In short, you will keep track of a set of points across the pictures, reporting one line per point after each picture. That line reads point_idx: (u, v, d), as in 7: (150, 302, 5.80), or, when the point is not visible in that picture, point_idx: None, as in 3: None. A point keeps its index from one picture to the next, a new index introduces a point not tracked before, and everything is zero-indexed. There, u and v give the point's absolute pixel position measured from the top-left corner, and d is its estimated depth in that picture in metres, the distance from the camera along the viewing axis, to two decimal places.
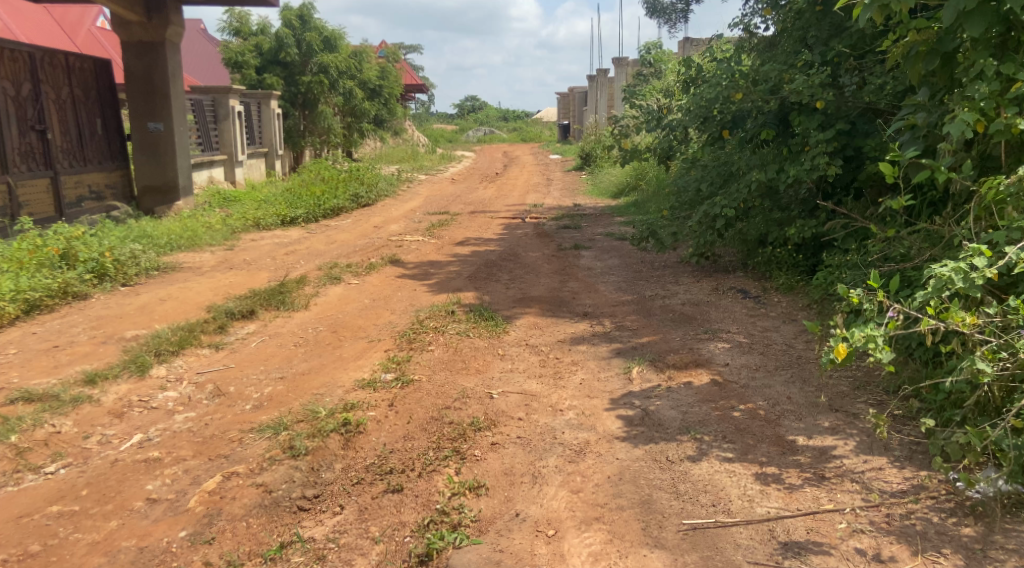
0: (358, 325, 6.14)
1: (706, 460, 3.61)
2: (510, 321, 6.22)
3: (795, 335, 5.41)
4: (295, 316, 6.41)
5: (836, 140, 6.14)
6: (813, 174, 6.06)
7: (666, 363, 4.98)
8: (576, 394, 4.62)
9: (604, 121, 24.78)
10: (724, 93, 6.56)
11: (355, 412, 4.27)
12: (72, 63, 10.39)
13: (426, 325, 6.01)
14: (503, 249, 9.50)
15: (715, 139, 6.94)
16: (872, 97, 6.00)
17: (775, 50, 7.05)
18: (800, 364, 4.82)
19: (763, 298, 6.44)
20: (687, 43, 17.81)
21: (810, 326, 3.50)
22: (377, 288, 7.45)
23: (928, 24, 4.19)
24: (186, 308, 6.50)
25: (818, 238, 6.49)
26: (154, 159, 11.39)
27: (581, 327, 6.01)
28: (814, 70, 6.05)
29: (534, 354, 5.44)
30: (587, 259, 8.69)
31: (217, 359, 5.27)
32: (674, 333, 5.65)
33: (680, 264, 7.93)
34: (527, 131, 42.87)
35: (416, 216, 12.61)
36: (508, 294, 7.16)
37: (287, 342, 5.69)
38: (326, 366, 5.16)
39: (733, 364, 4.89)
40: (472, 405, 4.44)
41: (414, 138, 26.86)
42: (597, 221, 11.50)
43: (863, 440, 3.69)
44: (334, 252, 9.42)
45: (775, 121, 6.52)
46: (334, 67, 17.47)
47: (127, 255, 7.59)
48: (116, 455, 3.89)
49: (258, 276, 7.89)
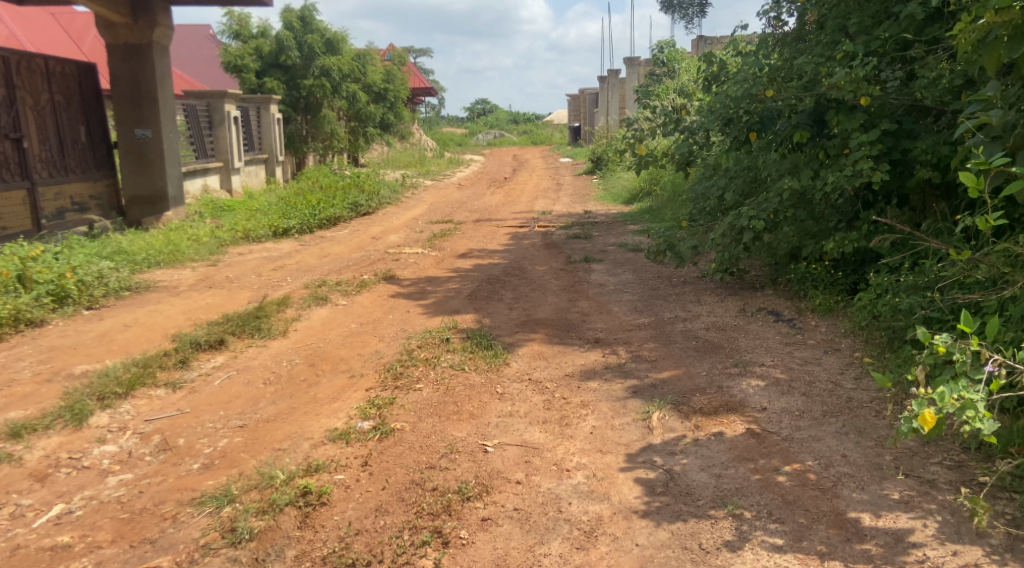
0: (340, 356, 5.43)
1: (749, 550, 2.94)
2: (511, 350, 5.48)
3: (843, 372, 4.64)
4: (271, 345, 5.70)
5: (880, 142, 5.40)
6: (856, 182, 5.30)
7: (692, 407, 4.23)
8: (585, 448, 3.89)
9: (615, 123, 24.13)
10: (752, 90, 5.80)
11: (319, 475, 3.57)
12: (52, 66, 9.73)
13: (416, 356, 5.28)
14: (507, 262, 8.78)
15: (740, 143, 6.12)
16: (923, 93, 5.23)
17: (808, 43, 6.28)
18: (851, 411, 4.06)
19: (798, 322, 5.68)
20: (702, 41, 17.12)
21: (884, 382, 2.81)
22: (367, 310, 6.75)
23: (1012, 3, 3.44)
24: (151, 337, 5.82)
25: (859, 252, 5.75)
26: (141, 167, 10.76)
27: (592, 358, 5.26)
28: (857, 63, 5.28)
29: (537, 392, 4.71)
30: (599, 273, 7.95)
31: (172, 402, 4.56)
32: (699, 367, 4.91)
33: (701, 280, 7.18)
34: (536, 134, 42.13)
35: (417, 225, 11.90)
36: (511, 316, 6.43)
37: (256, 379, 4.97)
38: (295, 411, 4.44)
39: (771, 410, 4.13)
40: (461, 464, 3.73)
41: (421, 141, 26.18)
42: (609, 230, 10.74)
43: (947, 520, 3.01)
44: (325, 267, 8.74)
45: (809, 121, 5.76)
46: (337, 70, 16.77)
47: (92, 276, 6.94)
48: (23, 536, 3.23)
49: (239, 296, 7.21)
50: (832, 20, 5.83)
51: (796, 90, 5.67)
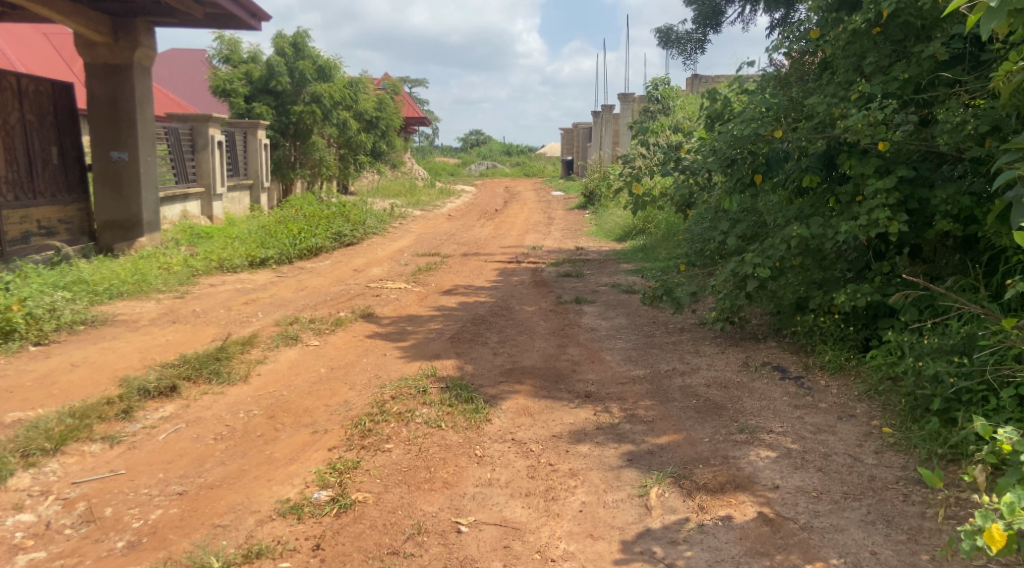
0: (304, 408, 4.90)
1: None
2: (494, 404, 4.96)
3: (861, 444, 4.15)
4: (229, 391, 5.17)
5: (897, 190, 4.97)
6: (870, 233, 4.85)
7: (695, 483, 3.74)
8: (573, 532, 3.42)
9: (608, 158, 23.88)
10: (759, 130, 5.35)
11: (260, 563, 3.13)
12: (25, 84, 9.26)
13: (388, 410, 4.75)
14: (494, 301, 8.31)
15: (745, 186, 5.66)
16: (945, 139, 4.79)
17: (820, 80, 5.85)
18: (877, 494, 3.58)
19: (806, 381, 5.20)
20: (696, 79, 16.90)
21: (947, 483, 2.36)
22: (340, 352, 6.24)
23: None
24: (97, 379, 5.30)
25: (872, 306, 5.28)
26: (116, 191, 10.27)
27: (582, 417, 4.75)
28: (874, 104, 4.84)
29: (521, 456, 4.21)
30: (590, 316, 7.48)
31: (106, 460, 4.06)
32: (701, 431, 4.42)
33: (700, 328, 6.70)
34: (529, 166, 41.86)
35: (403, 258, 11.41)
36: (495, 362, 5.93)
37: (206, 434, 4.44)
38: (245, 475, 3.92)
39: (784, 489, 3.65)
40: (430, 550, 3.26)
41: (413, 170, 25.80)
42: (601, 269, 10.29)
43: None
44: (301, 301, 8.25)
45: (820, 164, 5.32)
46: (328, 97, 16.35)
47: (43, 308, 6.46)
48: None
49: (203, 333, 6.71)
50: (844, 58, 5.40)
51: (806, 131, 5.24)
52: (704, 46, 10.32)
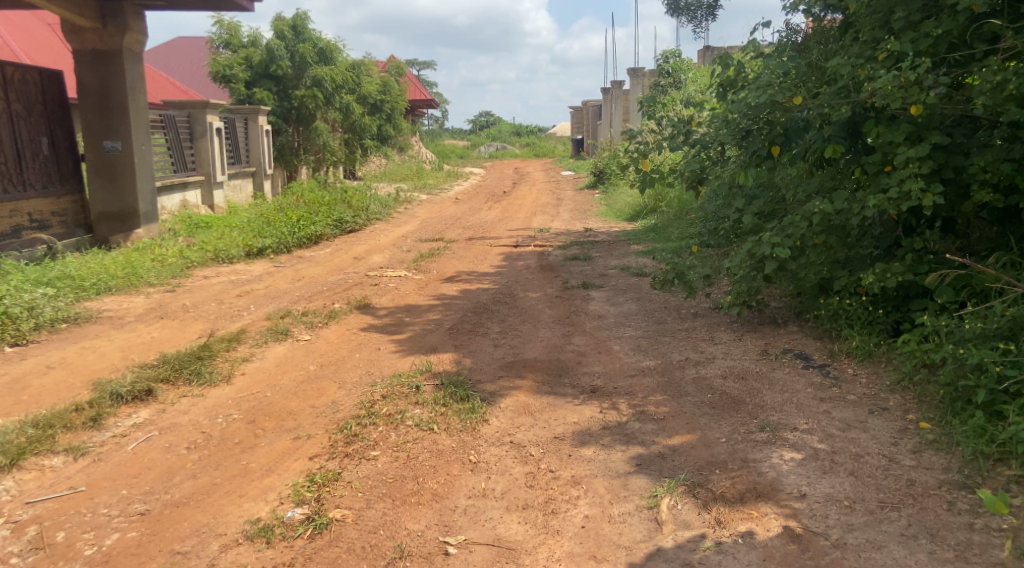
0: (288, 411, 4.54)
1: None
2: (492, 402, 4.59)
3: (896, 442, 3.74)
4: (209, 394, 4.82)
5: (930, 158, 4.51)
6: (902, 206, 4.40)
7: (711, 491, 3.36)
8: (574, 553, 3.07)
9: (618, 137, 23.34)
10: (776, 96, 4.89)
11: None
12: (11, 74, 8.90)
13: (376, 411, 4.38)
14: (498, 287, 7.92)
15: (761, 159, 5.21)
16: (985, 100, 4.32)
17: (843, 42, 5.37)
18: (917, 502, 3.19)
19: (832, 370, 4.78)
20: (708, 51, 16.32)
21: None
22: (332, 347, 5.88)
23: None
24: (70, 383, 4.98)
25: (903, 286, 4.84)
26: (109, 182, 9.92)
27: (588, 415, 4.36)
28: (904, 63, 4.37)
29: (520, 461, 3.83)
30: (598, 302, 7.08)
31: (67, 476, 3.73)
32: (717, 430, 4.02)
33: (716, 313, 6.27)
34: (539, 146, 41.26)
35: (405, 244, 11.03)
36: (496, 355, 5.54)
37: (180, 443, 4.09)
38: (217, 489, 3.58)
39: (812, 498, 3.26)
40: None
41: (421, 154, 25.38)
42: (610, 251, 9.86)
43: None
44: (297, 293, 7.90)
45: (843, 133, 4.86)
46: (329, 79, 15.87)
47: (22, 308, 6.14)
48: None
49: (190, 329, 6.37)
50: (869, 16, 4.92)
51: (828, 96, 4.77)
52: (715, 12, 9.80)
